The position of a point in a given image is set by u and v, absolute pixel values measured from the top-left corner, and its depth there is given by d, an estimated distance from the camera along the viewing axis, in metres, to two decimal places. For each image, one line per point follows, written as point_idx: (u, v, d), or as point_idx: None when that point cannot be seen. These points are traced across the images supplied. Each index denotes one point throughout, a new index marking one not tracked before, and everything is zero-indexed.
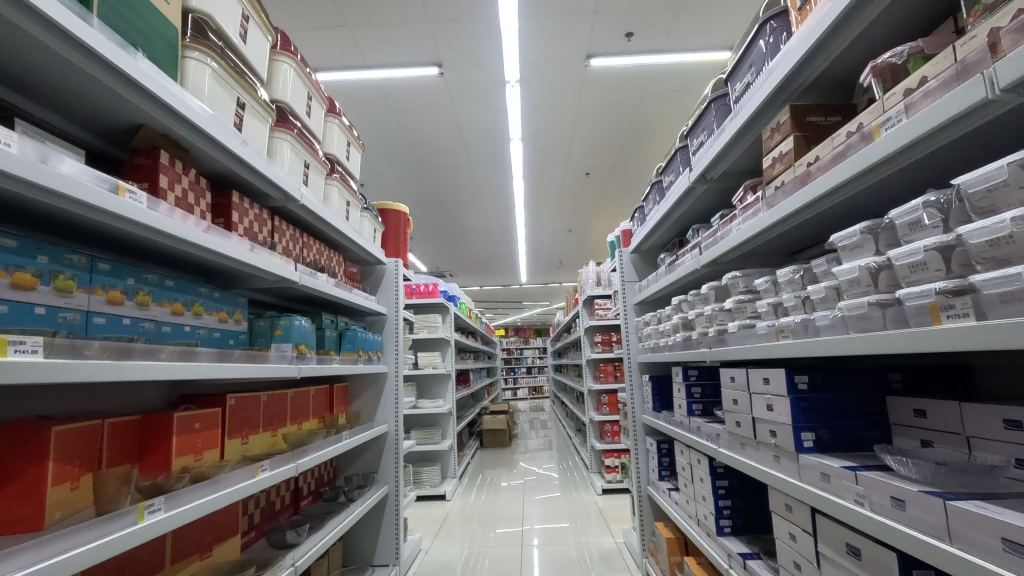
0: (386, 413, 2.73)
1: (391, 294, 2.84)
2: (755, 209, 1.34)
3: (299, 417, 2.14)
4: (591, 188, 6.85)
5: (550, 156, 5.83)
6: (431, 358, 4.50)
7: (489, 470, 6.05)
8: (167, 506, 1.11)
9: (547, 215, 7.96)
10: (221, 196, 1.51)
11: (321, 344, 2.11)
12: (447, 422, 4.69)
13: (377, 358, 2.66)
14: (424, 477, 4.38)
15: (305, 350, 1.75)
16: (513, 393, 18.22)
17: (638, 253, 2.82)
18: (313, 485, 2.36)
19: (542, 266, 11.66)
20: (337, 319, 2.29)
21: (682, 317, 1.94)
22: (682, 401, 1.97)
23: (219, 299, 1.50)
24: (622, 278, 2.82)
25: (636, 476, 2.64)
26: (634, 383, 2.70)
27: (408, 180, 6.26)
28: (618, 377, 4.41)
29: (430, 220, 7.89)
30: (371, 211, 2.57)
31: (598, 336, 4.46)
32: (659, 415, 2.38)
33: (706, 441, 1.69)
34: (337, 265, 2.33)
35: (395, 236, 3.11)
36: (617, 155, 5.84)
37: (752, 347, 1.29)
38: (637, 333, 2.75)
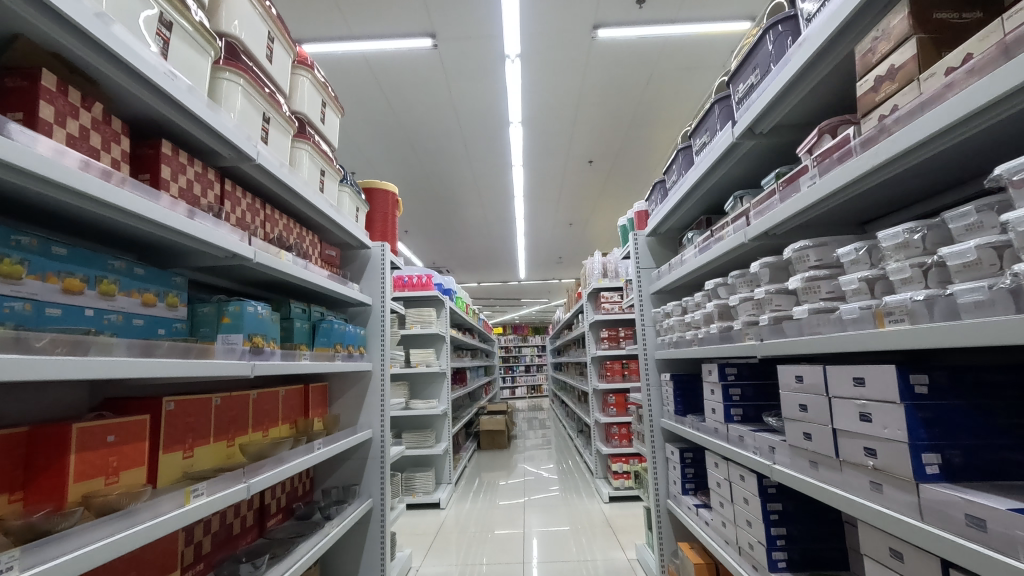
0: (371, 416, 2.42)
1: (377, 282, 2.52)
2: (832, 156, 1.02)
3: (265, 423, 1.82)
4: (594, 178, 6.53)
5: (551, 141, 5.51)
6: (425, 356, 4.17)
7: (487, 474, 5.74)
8: (26, 564, 0.78)
9: (547, 207, 7.64)
10: (147, 146, 1.19)
11: (289, 337, 1.79)
12: (441, 424, 4.38)
13: (360, 355, 2.34)
14: (417, 484, 4.06)
15: (261, 343, 1.43)
16: (511, 392, 17.89)
17: (655, 236, 2.51)
18: (284, 500, 2.04)
19: (542, 262, 11.32)
20: (310, 309, 1.97)
21: (717, 304, 1.63)
22: (717, 405, 1.67)
23: (145, 277, 1.17)
24: (637, 265, 2.50)
25: (655, 487, 2.34)
26: (651, 383, 2.39)
27: (401, 166, 5.94)
28: (625, 376, 4.08)
29: (426, 211, 7.56)
30: (352, 186, 2.26)
31: (604, 332, 4.14)
32: (683, 420, 2.07)
33: (753, 456, 1.37)
34: (310, 246, 2.01)
35: (382, 220, 2.80)
36: (622, 141, 5.52)
37: (836, 338, 0.98)
38: (654, 326, 2.43)
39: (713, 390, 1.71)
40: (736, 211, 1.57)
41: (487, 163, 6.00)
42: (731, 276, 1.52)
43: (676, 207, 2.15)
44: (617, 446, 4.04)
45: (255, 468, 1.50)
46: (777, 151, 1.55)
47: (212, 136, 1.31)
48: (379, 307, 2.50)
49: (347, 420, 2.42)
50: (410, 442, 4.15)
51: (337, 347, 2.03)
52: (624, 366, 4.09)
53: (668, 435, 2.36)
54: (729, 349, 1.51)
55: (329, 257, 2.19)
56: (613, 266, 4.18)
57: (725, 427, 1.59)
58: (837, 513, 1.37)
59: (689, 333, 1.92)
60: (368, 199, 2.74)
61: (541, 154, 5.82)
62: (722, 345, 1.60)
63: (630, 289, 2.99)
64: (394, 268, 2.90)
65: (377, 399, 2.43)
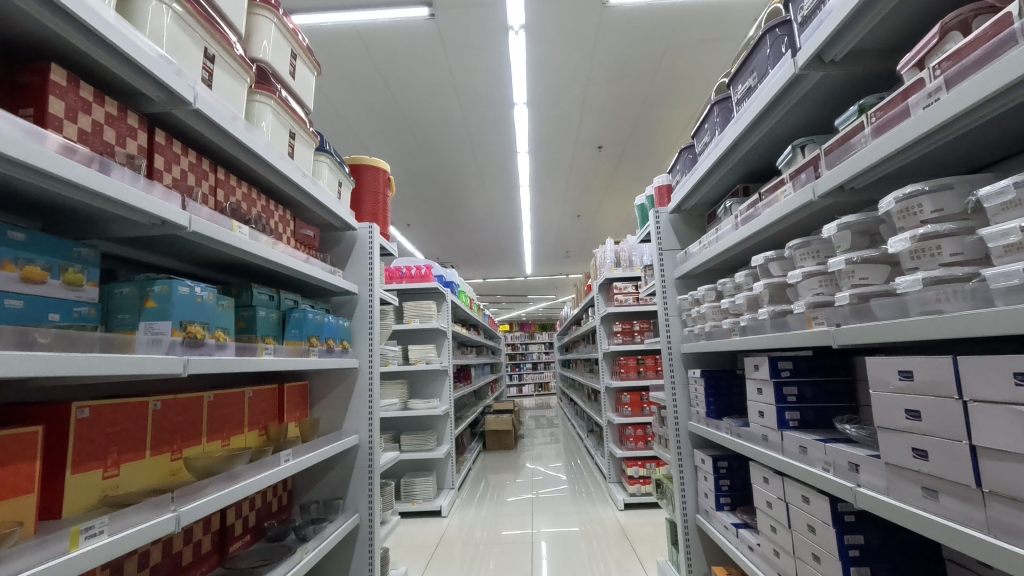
0: (358, 419, 2.13)
1: (364, 267, 2.23)
2: (967, 57, 0.72)
3: (224, 431, 1.54)
4: (603, 165, 6.23)
5: (558, 123, 5.22)
6: (425, 352, 3.87)
7: (493, 476, 5.45)
8: None
9: (554, 198, 7.34)
10: (33, 73, 0.90)
11: (250, 329, 1.50)
12: (443, 425, 4.09)
13: (344, 350, 2.05)
14: (416, 490, 3.77)
15: (199, 333, 1.14)
16: (518, 389, 17.61)
17: (679, 213, 2.20)
18: (253, 518, 1.76)
19: (549, 256, 11.01)
20: (279, 296, 1.68)
21: (768, 283, 1.33)
22: (767, 408, 1.37)
23: (26, 244, 0.88)
24: (660, 245, 2.20)
25: (682, 500, 2.04)
26: (677, 380, 2.09)
27: (401, 152, 5.66)
28: (640, 373, 3.77)
29: (428, 202, 7.28)
30: (332, 155, 1.97)
31: (617, 326, 3.84)
32: (718, 424, 1.77)
33: (826, 474, 1.07)
34: (279, 221, 1.72)
35: (374, 205, 2.54)
36: (633, 123, 5.24)
37: (981, 315, 0.69)
38: (679, 315, 2.13)
39: (760, 390, 1.42)
40: (792, 167, 1.27)
41: (491, 149, 5.70)
42: (789, 247, 1.22)
43: (706, 176, 1.86)
44: (632, 448, 3.73)
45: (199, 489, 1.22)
46: (844, 92, 1.25)
47: (129, 68, 1.02)
48: (366, 296, 2.21)
49: (330, 424, 2.13)
50: (409, 445, 3.86)
51: (313, 342, 1.74)
52: (639, 362, 3.78)
53: (697, 440, 2.06)
54: (788, 338, 1.21)
55: (306, 237, 1.90)
56: (626, 255, 3.88)
57: (779, 435, 1.30)
58: (935, 548, 1.06)
59: (727, 322, 1.61)
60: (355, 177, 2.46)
61: (548, 139, 5.54)
62: (778, 334, 1.30)
63: (648, 276, 2.69)
64: (387, 254, 2.61)
65: (364, 399, 2.14)
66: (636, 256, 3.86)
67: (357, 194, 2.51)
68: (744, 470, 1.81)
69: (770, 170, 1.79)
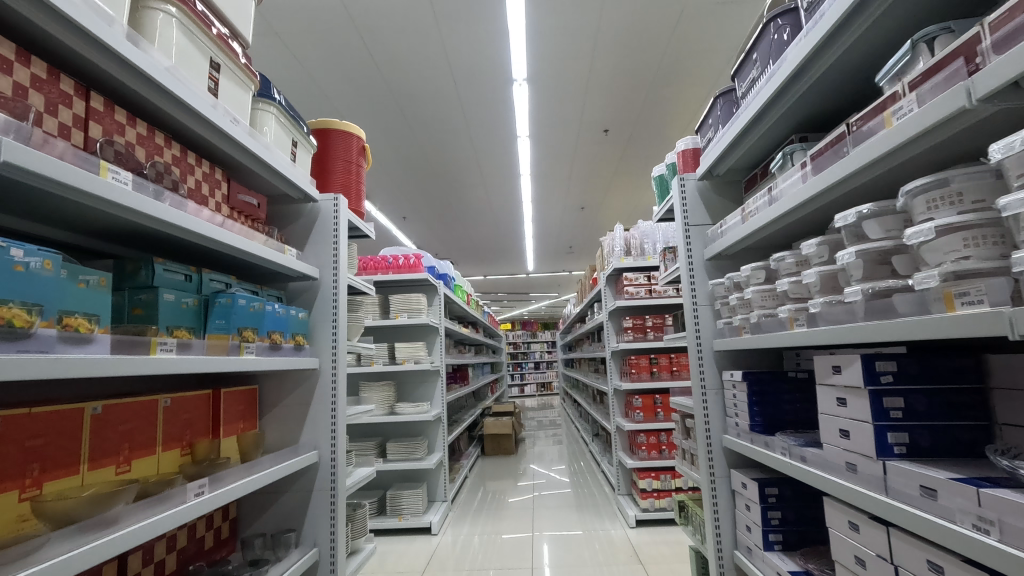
0: (318, 431, 1.75)
1: (328, 246, 1.85)
2: None
3: (118, 453, 1.15)
4: (609, 151, 5.86)
5: (562, 103, 4.86)
6: (413, 351, 3.48)
7: (491, 484, 5.07)
8: None
9: (556, 188, 6.96)
10: None
11: (151, 318, 1.12)
12: (435, 432, 3.71)
13: (299, 346, 1.66)
14: (403, 504, 3.38)
15: (20, 320, 0.75)
16: (520, 389, 17.25)
17: (709, 179, 1.82)
18: (174, 561, 1.37)
19: (551, 252, 10.62)
20: (201, 276, 1.30)
21: (860, 251, 0.94)
22: (855, 426, 0.98)
23: None
24: (686, 219, 1.81)
25: (714, 532, 1.65)
26: (709, 384, 1.71)
27: (392, 134, 5.29)
28: (654, 374, 3.37)
29: (424, 192, 6.91)
30: (281, 105, 1.60)
31: (627, 322, 3.44)
32: (767, 441, 1.39)
33: (984, 537, 0.69)
34: (202, 180, 1.33)
35: (345, 174, 2.18)
36: (643, 102, 4.88)
37: None
38: (710, 304, 1.74)
39: (840, 400, 1.03)
40: (901, 80, 0.88)
41: (490, 132, 5.33)
42: (904, 193, 0.83)
43: (749, 127, 1.47)
44: (645, 458, 3.33)
45: (26, 554, 0.81)
46: None
47: None
48: (329, 281, 1.83)
49: (284, 438, 1.75)
50: (395, 453, 3.48)
51: (250, 337, 1.35)
52: (652, 362, 3.38)
53: (734, 460, 1.67)
54: (900, 328, 0.83)
55: (247, 205, 1.52)
56: (637, 242, 3.50)
57: (880, 467, 0.91)
58: None
59: (785, 308, 1.23)
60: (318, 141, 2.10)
61: (551, 120, 5.17)
62: (877, 322, 0.91)
63: (667, 262, 2.31)
64: (364, 234, 2.24)
65: (326, 407, 1.76)
66: (649, 243, 3.47)
67: (324, 161, 2.15)
68: (800, 500, 1.43)
69: (833, 115, 1.41)
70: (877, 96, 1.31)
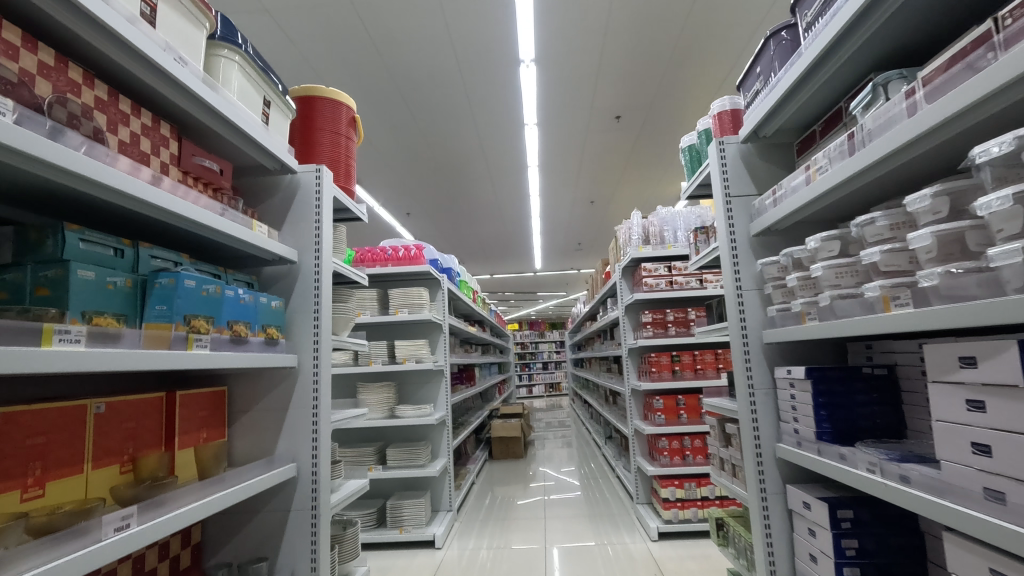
0: (297, 440, 1.50)
1: (309, 225, 1.59)
2: None
3: (24, 475, 0.90)
4: (620, 141, 5.59)
5: (571, 86, 4.61)
6: (414, 349, 3.23)
7: (500, 489, 4.81)
8: None
9: (565, 181, 6.71)
10: None
11: (60, 302, 0.86)
12: (439, 436, 3.45)
13: (271, 341, 1.41)
14: (404, 515, 3.12)
15: None
16: (528, 390, 17.00)
17: (753, 142, 1.55)
18: None
19: (559, 249, 10.36)
20: (133, 251, 1.04)
21: (1018, 194, 0.67)
22: (1000, 439, 0.72)
23: None
24: (726, 188, 1.54)
25: (766, 560, 1.38)
26: (758, 383, 1.44)
27: (394, 121, 5.06)
28: (677, 374, 3.09)
29: (428, 185, 6.67)
30: (248, 54, 1.34)
31: (647, 316, 3.18)
32: (844, 453, 1.12)
33: None
34: (142, 134, 1.08)
35: (332, 148, 1.94)
36: (657, 85, 4.61)
37: None
38: (757, 288, 1.48)
39: (971, 403, 0.77)
40: None
41: (495, 119, 5.08)
42: None
43: (815, 66, 1.20)
44: (667, 465, 3.04)
45: None
46: None
47: None
48: (310, 266, 1.58)
49: (259, 449, 1.50)
50: (396, 459, 3.22)
51: (202, 327, 1.10)
52: (673, 360, 3.10)
53: (789, 473, 1.40)
54: None
55: (205, 170, 1.26)
56: (657, 230, 3.24)
57: None
58: None
59: (875, 285, 0.96)
60: (300, 116, 1.88)
61: (560, 106, 4.92)
62: None
63: (697, 245, 2.04)
64: (357, 218, 2.04)
65: (307, 412, 1.51)
66: (669, 231, 3.21)
67: (310, 132, 1.90)
68: (881, 526, 1.16)
69: (919, 49, 1.14)
70: (982, 19, 1.04)
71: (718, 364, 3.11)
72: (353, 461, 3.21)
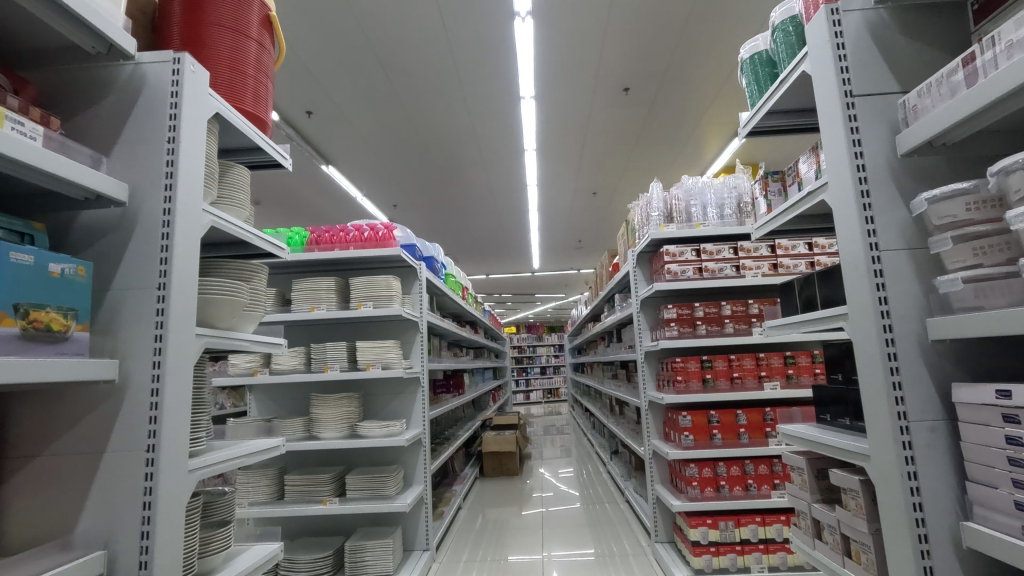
0: (118, 508, 0.87)
1: (157, 147, 0.97)
2: None
3: None
4: (628, 118, 5.01)
5: (573, 49, 4.04)
6: (381, 352, 2.60)
7: (492, 512, 4.18)
8: None
9: (565, 168, 6.11)
10: None
11: None
12: (414, 458, 2.83)
13: (53, 339, 0.77)
14: (366, 561, 2.48)
15: None
16: (526, 396, 16.39)
17: (888, 8, 0.94)
18: None
19: (557, 247, 9.76)
20: None
21: None
22: None
23: None
24: (844, 83, 0.93)
25: None
26: (914, 410, 0.84)
27: (374, 93, 4.48)
28: (707, 384, 2.48)
29: (415, 173, 6.07)
30: None
31: (670, 311, 2.55)
32: None
33: None
34: None
35: (231, 55, 1.31)
36: (672, 48, 4.02)
37: None
38: (908, 247, 0.87)
39: None
40: None
41: (487, 89, 4.49)
42: None
43: None
44: (696, 499, 2.41)
45: None
46: None
47: None
48: (156, 213, 0.95)
49: (54, 521, 0.87)
50: (358, 489, 2.60)
51: None
52: (703, 366, 2.49)
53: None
54: None
55: None
56: (682, 205, 2.63)
57: None
58: None
59: None
60: (186, 13, 1.26)
61: (560, 74, 4.35)
62: None
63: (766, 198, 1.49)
64: (280, 160, 1.47)
65: (138, 457, 0.88)
66: (697, 206, 2.61)
67: (196, 28, 1.26)
68: None
69: None
70: None
71: (760, 372, 2.49)
72: (303, 492, 2.58)
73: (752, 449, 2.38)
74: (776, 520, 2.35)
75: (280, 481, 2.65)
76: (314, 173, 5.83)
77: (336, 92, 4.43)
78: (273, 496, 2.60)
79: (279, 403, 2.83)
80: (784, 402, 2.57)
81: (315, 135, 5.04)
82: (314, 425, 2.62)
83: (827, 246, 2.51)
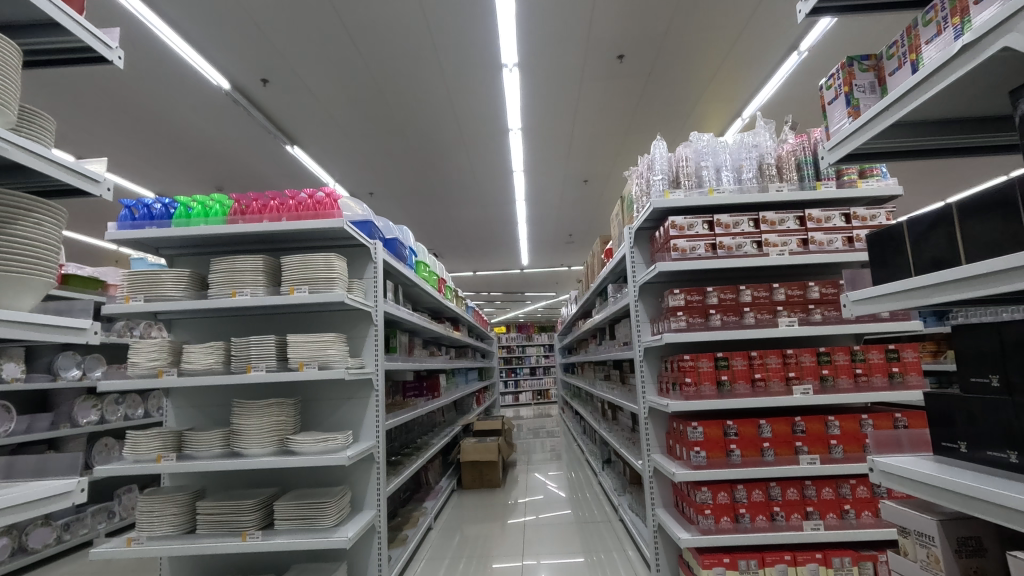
0: None
1: None
2: None
3: None
4: (623, 92, 4.54)
5: (562, 9, 3.55)
6: (320, 349, 2.10)
7: (470, 528, 3.68)
8: None
9: (554, 151, 5.63)
10: None
11: None
12: (363, 477, 2.32)
13: None
14: None
15: None
16: (515, 397, 15.91)
17: None
18: None
19: (546, 242, 9.27)
20: None
21: None
22: None
23: None
24: None
25: None
26: None
27: (337, 60, 3.98)
28: (722, 387, 2.00)
29: (390, 156, 5.57)
30: None
31: (676, 296, 2.06)
32: None
33: None
34: None
35: None
36: (673, 8, 3.55)
37: None
38: None
39: None
40: None
41: (465, 56, 4.01)
42: None
43: None
44: (710, 531, 1.92)
45: None
46: None
47: None
48: None
49: None
50: (289, 520, 2.08)
51: None
52: (718, 366, 2.01)
53: None
54: None
55: None
56: (692, 168, 2.15)
57: None
58: None
59: None
60: None
61: (547, 39, 3.85)
62: None
63: (851, 96, 1.17)
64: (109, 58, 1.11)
65: None
66: (709, 169, 2.13)
67: None
68: None
69: None
70: None
71: (789, 373, 2.01)
72: (220, 524, 2.07)
73: (780, 470, 1.89)
74: (810, 560, 1.86)
75: (193, 510, 2.13)
76: (278, 154, 5.31)
77: (296, 58, 3.93)
78: (181, 529, 2.08)
79: (199, 411, 2.32)
80: (816, 410, 2.10)
81: (274, 109, 4.53)
82: (235, 441, 2.11)
83: (869, 217, 2.04)
